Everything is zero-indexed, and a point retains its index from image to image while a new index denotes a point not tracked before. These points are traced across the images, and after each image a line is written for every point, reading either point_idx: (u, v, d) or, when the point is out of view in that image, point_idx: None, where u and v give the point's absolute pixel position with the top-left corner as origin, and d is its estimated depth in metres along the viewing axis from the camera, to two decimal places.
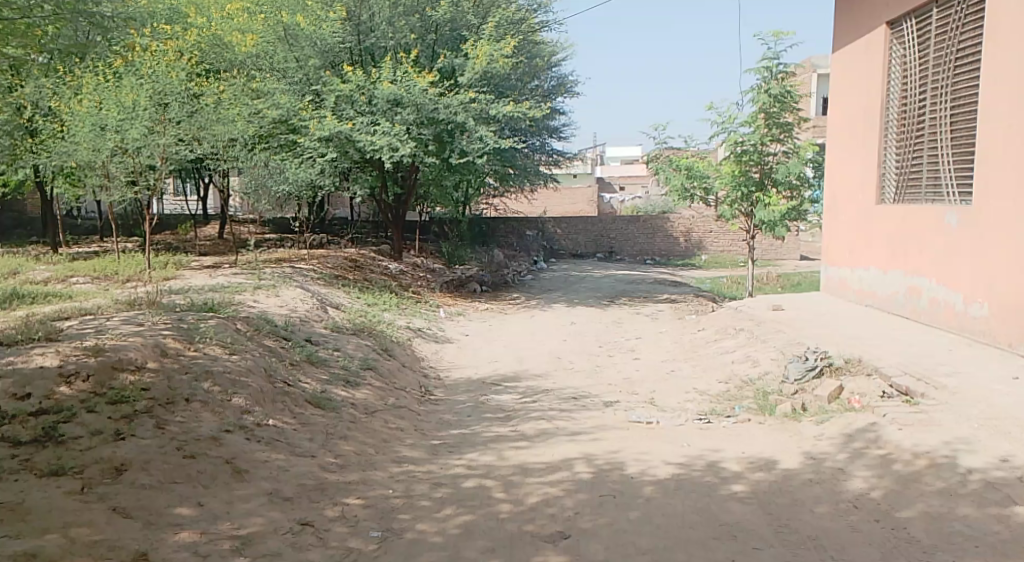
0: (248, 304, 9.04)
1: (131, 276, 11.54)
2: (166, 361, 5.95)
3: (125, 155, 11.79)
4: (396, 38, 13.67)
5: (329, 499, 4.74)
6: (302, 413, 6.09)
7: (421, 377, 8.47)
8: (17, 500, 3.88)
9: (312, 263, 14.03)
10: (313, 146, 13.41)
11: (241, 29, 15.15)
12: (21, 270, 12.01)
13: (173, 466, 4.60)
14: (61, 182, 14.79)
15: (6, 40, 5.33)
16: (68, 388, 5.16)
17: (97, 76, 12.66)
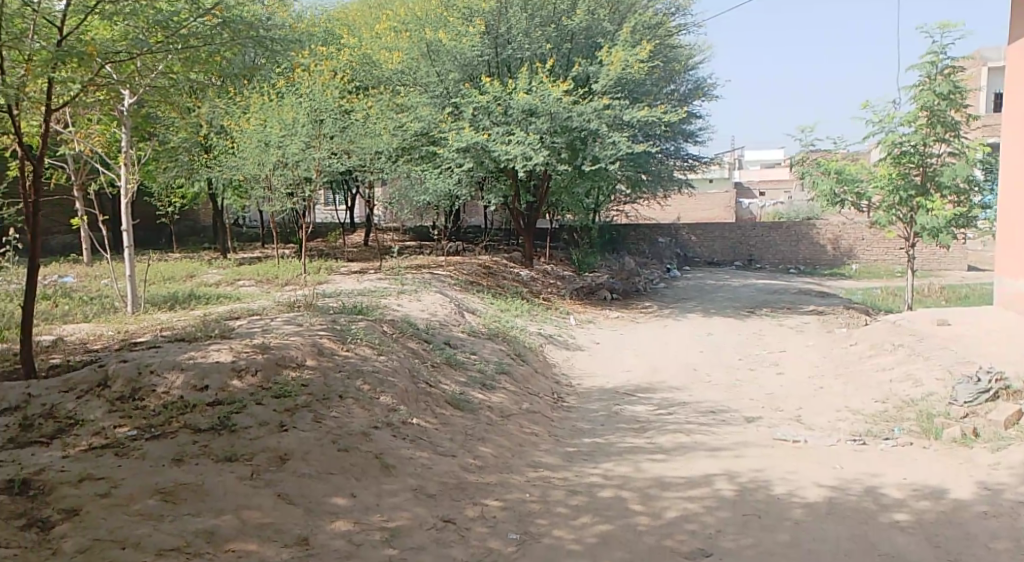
0: (393, 308, 9.48)
1: (287, 280, 12.37)
2: (322, 359, 6.34)
3: (286, 168, 12.63)
4: (532, 49, 13.92)
5: (470, 499, 4.89)
6: (443, 413, 6.31)
7: (554, 383, 8.54)
8: (198, 481, 4.27)
9: (448, 269, 14.48)
10: (452, 157, 13.81)
11: (388, 47, 15.94)
12: (196, 273, 13.21)
13: (329, 457, 4.90)
14: (229, 194, 16.10)
15: (189, 67, 5.83)
16: (239, 381, 5.62)
17: (262, 97, 13.68)
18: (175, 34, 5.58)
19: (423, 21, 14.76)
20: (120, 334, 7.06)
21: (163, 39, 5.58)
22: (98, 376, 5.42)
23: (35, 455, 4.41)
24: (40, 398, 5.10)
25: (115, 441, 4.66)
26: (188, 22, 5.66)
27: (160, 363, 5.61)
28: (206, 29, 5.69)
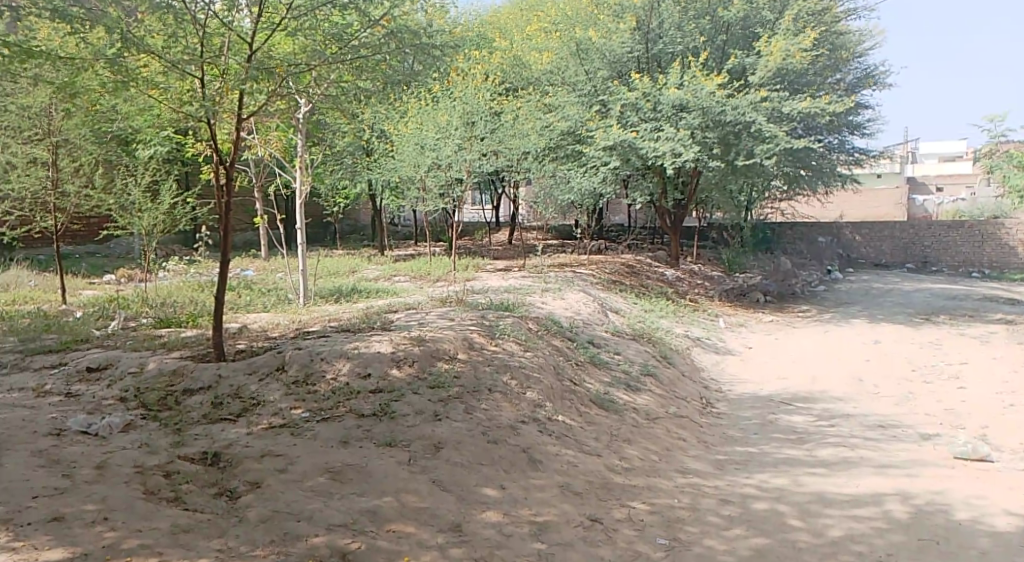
0: (539, 305, 9.61)
1: (438, 276, 12.83)
2: (473, 354, 6.53)
3: (439, 170, 13.13)
4: (685, 42, 13.67)
5: (616, 500, 4.88)
6: (588, 413, 6.32)
7: (703, 388, 8.34)
8: (361, 463, 4.53)
9: (592, 268, 14.47)
10: (598, 155, 13.67)
11: (538, 48, 16.20)
12: (358, 269, 14.01)
13: (480, 447, 5.03)
14: (387, 194, 16.91)
15: (359, 76, 6.14)
16: (398, 371, 5.90)
17: (420, 102, 14.28)
18: (348, 47, 5.99)
19: (574, 20, 14.83)
20: (294, 324, 7.62)
21: (337, 50, 5.98)
22: (276, 361, 5.87)
23: (223, 430, 4.85)
24: (228, 378, 5.59)
25: (290, 422, 5.03)
26: (358, 35, 6.04)
27: (329, 351, 5.99)
28: (374, 39, 6.05)
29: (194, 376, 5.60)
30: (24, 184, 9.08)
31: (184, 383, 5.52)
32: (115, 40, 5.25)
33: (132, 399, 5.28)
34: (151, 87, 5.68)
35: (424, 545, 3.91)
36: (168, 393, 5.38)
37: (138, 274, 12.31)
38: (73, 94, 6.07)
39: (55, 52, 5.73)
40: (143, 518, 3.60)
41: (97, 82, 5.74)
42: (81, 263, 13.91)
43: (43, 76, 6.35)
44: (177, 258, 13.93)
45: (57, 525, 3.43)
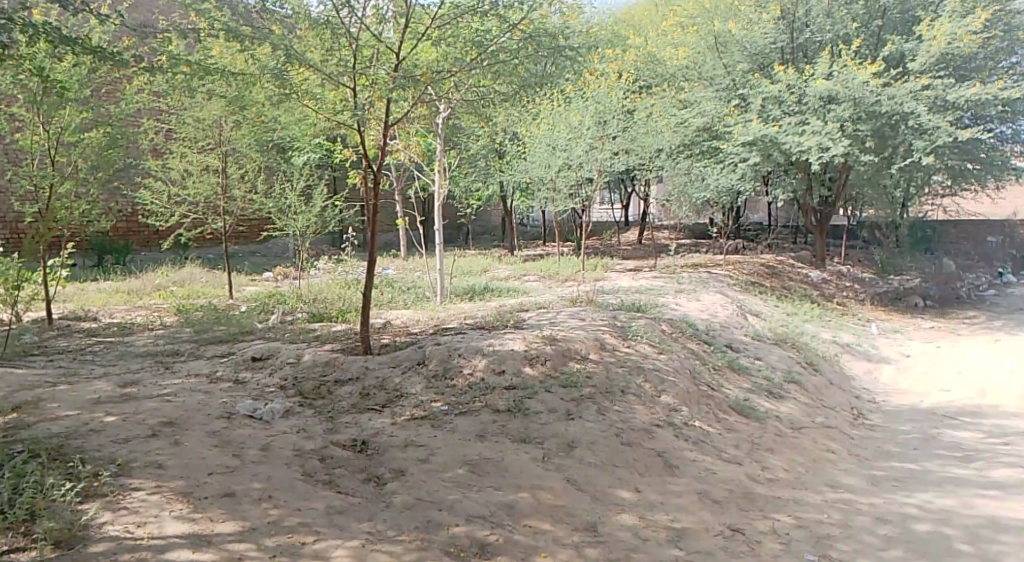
0: (673, 307, 9.45)
1: (569, 276, 12.88)
2: (605, 354, 6.51)
3: (571, 169, 13.21)
4: (835, 29, 13.04)
5: (759, 511, 4.74)
6: (727, 419, 6.16)
7: (853, 398, 7.92)
8: (498, 457, 4.64)
9: (729, 269, 14.04)
10: (736, 151, 13.20)
11: (674, 43, 15.93)
12: (491, 268, 14.30)
13: (615, 449, 5.03)
14: (518, 195, 17.15)
15: (498, 80, 6.28)
16: (531, 369, 5.98)
17: (552, 102, 14.39)
18: (486, 52, 6.10)
19: (712, 13, 14.45)
20: (432, 321, 7.90)
21: (476, 56, 6.14)
22: (417, 355, 6.11)
23: (370, 420, 5.10)
24: (374, 370, 5.88)
25: (430, 414, 5.23)
26: (497, 39, 6.14)
27: (465, 347, 6.15)
28: (512, 44, 6.14)
29: (343, 368, 5.93)
30: (197, 189, 9.96)
31: (335, 374, 5.87)
32: (280, 56, 5.67)
33: (290, 387, 5.67)
34: (307, 98, 6.09)
35: (560, 542, 3.95)
36: (321, 383, 5.74)
37: (293, 272, 13.16)
38: (241, 106, 6.63)
39: (228, 68, 6.27)
40: (302, 499, 3.87)
41: (263, 95, 6.21)
42: (243, 261, 15.06)
43: (217, 92, 6.96)
44: (326, 257, 14.78)
45: (229, 500, 3.74)
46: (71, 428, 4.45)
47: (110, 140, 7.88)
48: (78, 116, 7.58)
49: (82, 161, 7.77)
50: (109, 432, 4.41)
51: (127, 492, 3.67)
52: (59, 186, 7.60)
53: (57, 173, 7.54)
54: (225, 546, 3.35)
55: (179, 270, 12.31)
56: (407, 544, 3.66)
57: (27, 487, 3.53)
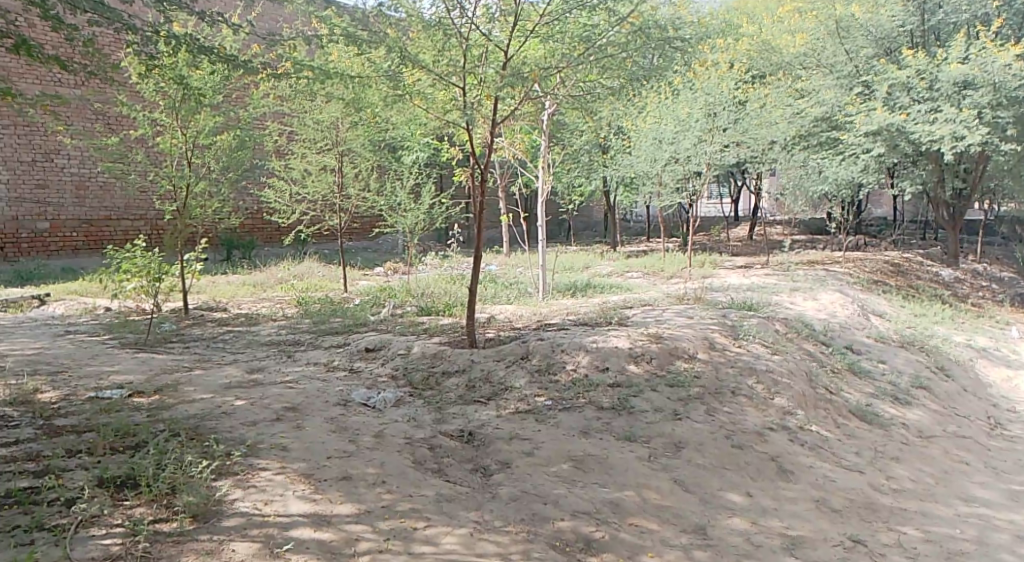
0: (787, 306, 9.15)
1: (675, 273, 12.69)
2: (714, 354, 6.38)
3: (678, 163, 13.07)
4: (972, 9, 12.20)
5: (883, 522, 4.53)
6: (846, 424, 5.93)
7: (990, 406, 7.44)
8: (603, 454, 4.65)
9: (849, 266, 13.44)
10: (858, 142, 12.54)
11: (791, 30, 15.39)
12: (595, 264, 14.26)
13: (725, 451, 4.94)
14: (622, 190, 17.03)
15: (606, 74, 6.27)
16: (636, 366, 5.95)
17: (660, 95, 14.20)
18: (593, 47, 6.14)
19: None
20: (537, 316, 7.97)
21: (583, 52, 6.16)
22: (522, 350, 6.20)
23: (476, 412, 5.22)
24: (479, 363, 6.01)
25: (535, 408, 5.30)
26: (605, 33, 6.15)
27: (570, 343, 6.19)
28: (621, 37, 6.14)
29: (451, 360, 6.10)
30: (316, 188, 10.45)
31: (443, 365, 6.04)
32: (395, 56, 5.91)
33: (401, 377, 5.88)
34: (418, 98, 6.28)
35: (667, 542, 3.91)
36: (430, 374, 5.92)
37: (402, 268, 13.58)
38: (358, 107, 6.93)
39: (345, 71, 6.58)
40: (413, 486, 4.01)
41: (377, 95, 6.47)
42: (356, 256, 15.66)
43: (336, 95, 7.29)
44: (433, 253, 15.16)
45: (346, 483, 3.93)
46: (204, 410, 4.79)
47: (238, 142, 8.44)
48: (211, 120, 8.09)
49: (215, 162, 8.30)
50: (238, 415, 4.71)
51: (254, 471, 3.91)
52: (194, 186, 8.20)
53: (193, 175, 8.12)
54: (343, 526, 3.51)
55: (298, 265, 12.95)
56: (514, 535, 3.73)
57: (169, 463, 3.83)
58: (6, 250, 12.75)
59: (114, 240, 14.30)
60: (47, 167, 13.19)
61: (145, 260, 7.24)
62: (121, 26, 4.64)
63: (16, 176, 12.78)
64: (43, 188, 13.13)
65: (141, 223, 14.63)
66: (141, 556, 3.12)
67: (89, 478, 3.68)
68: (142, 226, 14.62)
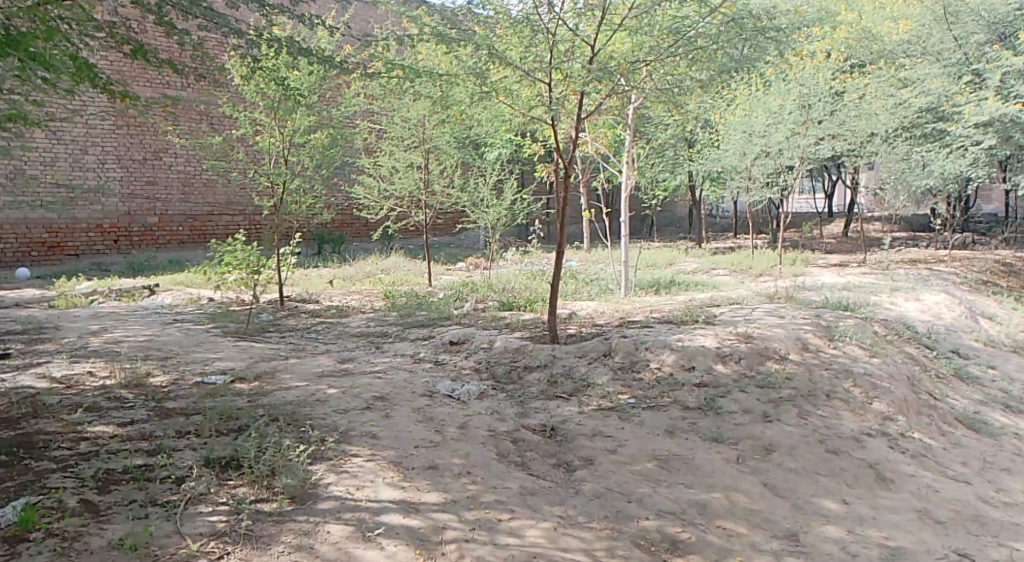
0: (886, 306, 8.78)
1: (764, 271, 12.37)
2: (807, 355, 6.19)
3: (768, 157, 12.87)
4: None
5: (992, 537, 4.30)
6: (951, 433, 5.65)
7: None
8: (689, 455, 4.59)
9: (954, 266, 12.78)
10: (967, 133, 11.82)
11: (895, 18, 14.72)
12: (679, 261, 14.05)
13: (819, 456, 4.79)
14: (709, 185, 16.69)
15: (696, 68, 6.18)
16: (723, 366, 5.83)
17: (751, 87, 13.85)
18: (683, 39, 6.07)
19: None
20: (620, 313, 7.92)
21: (671, 45, 6.09)
22: (605, 347, 6.17)
23: (560, 407, 5.24)
24: (561, 359, 6.02)
25: (619, 406, 5.27)
26: (695, 25, 6.08)
27: (654, 342, 6.12)
28: (712, 28, 6.06)
29: (533, 355, 6.13)
30: (402, 184, 10.68)
31: (526, 360, 6.08)
32: (484, 54, 5.99)
33: (484, 370, 5.96)
34: (503, 95, 6.34)
35: (757, 547, 3.81)
36: (513, 368, 5.97)
37: (484, 263, 13.72)
38: (447, 104, 7.05)
39: (434, 70, 6.70)
40: (497, 478, 4.06)
41: (465, 93, 6.56)
42: (440, 252, 15.90)
43: (424, 93, 7.44)
44: (515, 249, 15.25)
45: (432, 472, 4.01)
46: (299, 397, 4.97)
47: (331, 141, 8.73)
48: (307, 120, 8.40)
49: (309, 161, 8.59)
50: (331, 403, 4.87)
51: (346, 457, 4.04)
52: (291, 183, 8.52)
53: (290, 172, 8.44)
54: (431, 515, 3.58)
55: (385, 259, 13.26)
56: (598, 531, 3.71)
57: (268, 447, 4.01)
58: (120, 244, 13.54)
59: (216, 234, 14.97)
60: (156, 165, 13.91)
61: (245, 254, 7.57)
62: (227, 31, 4.89)
63: (128, 174, 13.52)
64: (152, 185, 13.86)
65: (240, 218, 15.27)
66: (244, 533, 3.27)
67: (197, 458, 3.89)
68: (241, 221, 15.26)
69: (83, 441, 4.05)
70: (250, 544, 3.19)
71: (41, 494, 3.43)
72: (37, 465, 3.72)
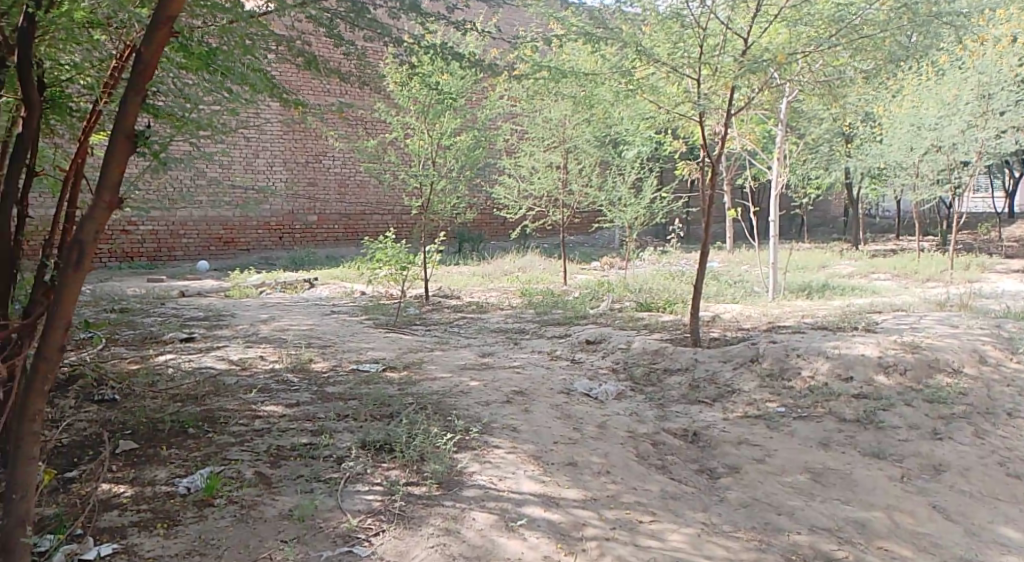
0: None
1: (929, 276, 11.48)
2: (985, 369, 5.67)
3: (940, 152, 12.18)
4: None
5: None
6: None
7: None
8: (845, 470, 4.33)
9: None
10: None
11: None
12: (832, 264, 13.31)
13: (997, 480, 4.38)
14: (868, 182, 15.68)
15: (860, 57, 5.82)
16: (885, 378, 5.46)
17: (919, 76, 12.86)
18: (847, 27, 5.71)
19: None
20: (768, 317, 7.60)
21: (832, 34, 5.75)
22: (752, 351, 5.94)
23: (703, 412, 5.11)
24: (704, 363, 5.87)
25: (766, 414, 5.06)
26: (861, 12, 5.69)
27: (807, 348, 5.84)
28: (880, 15, 5.64)
29: (674, 357, 6.02)
30: (542, 184, 10.84)
31: (666, 362, 5.98)
32: (630, 51, 5.94)
33: (622, 370, 5.90)
34: (648, 91, 6.24)
35: None
36: (652, 370, 5.89)
37: (621, 262, 13.60)
38: (593, 103, 7.02)
39: (581, 71, 6.69)
40: (638, 479, 4.01)
41: (609, 92, 6.51)
42: (577, 251, 15.92)
43: (568, 93, 7.44)
44: (653, 249, 15.00)
45: (572, 469, 4.01)
46: (444, 388, 5.12)
47: (474, 142, 8.92)
48: (453, 122, 8.63)
49: (453, 162, 8.82)
50: (473, 395, 5.00)
51: (489, 448, 4.12)
52: (437, 183, 8.77)
53: (436, 173, 8.70)
54: (571, 510, 3.58)
55: (523, 257, 13.42)
56: (745, 541, 3.55)
57: (417, 433, 4.17)
58: (284, 240, 14.51)
59: (368, 232, 15.72)
60: (317, 167, 14.75)
61: (394, 251, 7.89)
62: (389, 40, 5.14)
63: (294, 175, 14.42)
64: (313, 186, 14.72)
65: (389, 218, 15.97)
66: (397, 513, 3.40)
67: (354, 439, 4.10)
68: (389, 220, 15.97)
69: (257, 419, 4.37)
70: (403, 524, 3.31)
71: (223, 464, 3.72)
72: (219, 438, 4.05)
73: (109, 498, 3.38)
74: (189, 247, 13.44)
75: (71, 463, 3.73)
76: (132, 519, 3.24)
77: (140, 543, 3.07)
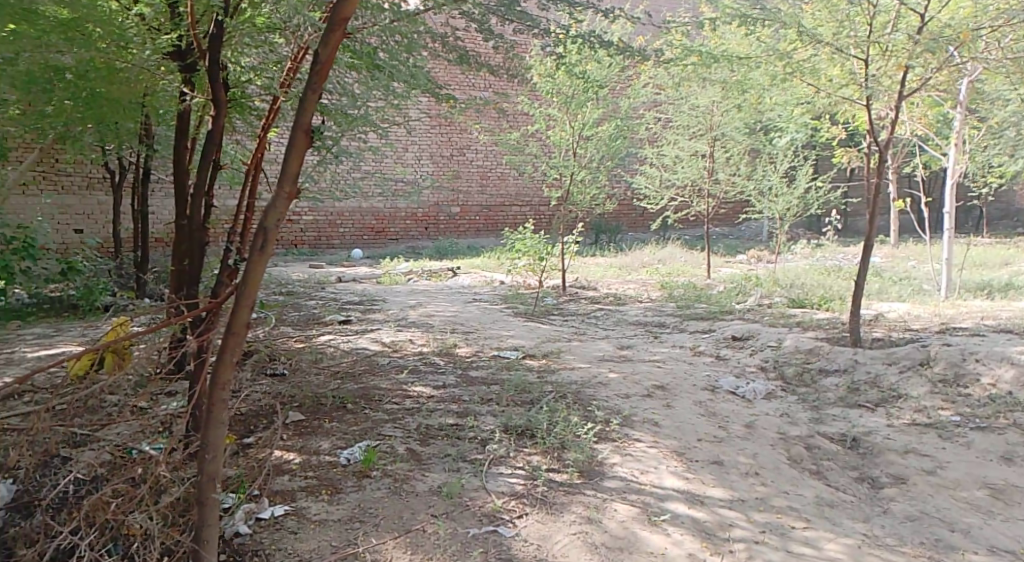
0: None
1: None
2: None
3: None
4: None
5: None
6: None
7: None
8: None
9: None
10: None
11: None
12: (1013, 261, 12.09)
13: None
14: None
15: None
16: None
17: None
18: None
19: None
20: (938, 317, 7.01)
21: None
22: (922, 355, 5.50)
23: (864, 417, 4.78)
24: (865, 364, 5.49)
25: (938, 422, 4.66)
26: None
27: (989, 353, 5.36)
28: None
29: (831, 358, 5.67)
30: (687, 174, 10.54)
31: (821, 362, 5.64)
32: (789, 32, 5.62)
33: (771, 369, 5.62)
34: (807, 76, 5.90)
35: None
36: (805, 370, 5.57)
37: (769, 256, 13.00)
38: (744, 88, 6.71)
39: (733, 55, 6.41)
40: (790, 483, 3.80)
41: (763, 76, 6.20)
42: (721, 243, 15.38)
43: (719, 78, 7.16)
44: (805, 242, 14.24)
45: (718, 468, 3.86)
46: (585, 379, 5.08)
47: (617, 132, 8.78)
48: (597, 112, 8.54)
49: (595, 152, 8.72)
50: (613, 387, 4.92)
51: (630, 440, 4.05)
52: (578, 173, 8.71)
53: (578, 163, 8.65)
54: (717, 510, 3.44)
55: (663, 249, 13.13)
56: (911, 557, 3.28)
57: (559, 422, 4.16)
58: (428, 230, 14.97)
59: (506, 223, 15.89)
60: (460, 160, 15.05)
61: (534, 242, 7.91)
62: (538, 30, 5.14)
63: (439, 168, 14.81)
64: (456, 178, 15.04)
65: (527, 209, 16.06)
66: (540, 498, 3.40)
67: (498, 423, 4.14)
68: (528, 212, 16.05)
69: (407, 398, 4.51)
70: (546, 509, 3.31)
71: (378, 439, 3.87)
72: (374, 414, 4.22)
73: (282, 464, 3.60)
74: (344, 237, 14.17)
75: (249, 430, 4.01)
76: (301, 484, 3.43)
77: (308, 506, 3.24)
